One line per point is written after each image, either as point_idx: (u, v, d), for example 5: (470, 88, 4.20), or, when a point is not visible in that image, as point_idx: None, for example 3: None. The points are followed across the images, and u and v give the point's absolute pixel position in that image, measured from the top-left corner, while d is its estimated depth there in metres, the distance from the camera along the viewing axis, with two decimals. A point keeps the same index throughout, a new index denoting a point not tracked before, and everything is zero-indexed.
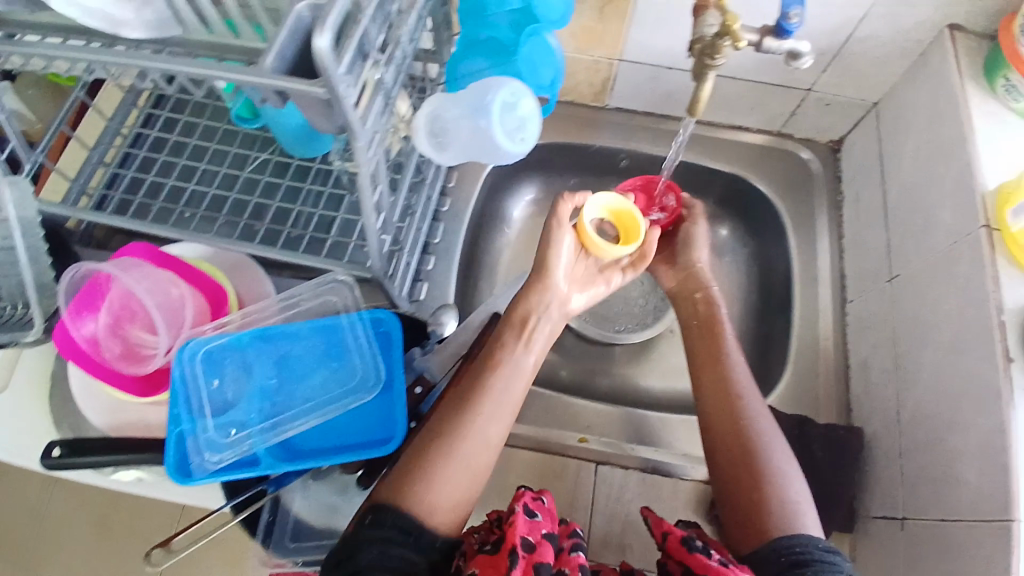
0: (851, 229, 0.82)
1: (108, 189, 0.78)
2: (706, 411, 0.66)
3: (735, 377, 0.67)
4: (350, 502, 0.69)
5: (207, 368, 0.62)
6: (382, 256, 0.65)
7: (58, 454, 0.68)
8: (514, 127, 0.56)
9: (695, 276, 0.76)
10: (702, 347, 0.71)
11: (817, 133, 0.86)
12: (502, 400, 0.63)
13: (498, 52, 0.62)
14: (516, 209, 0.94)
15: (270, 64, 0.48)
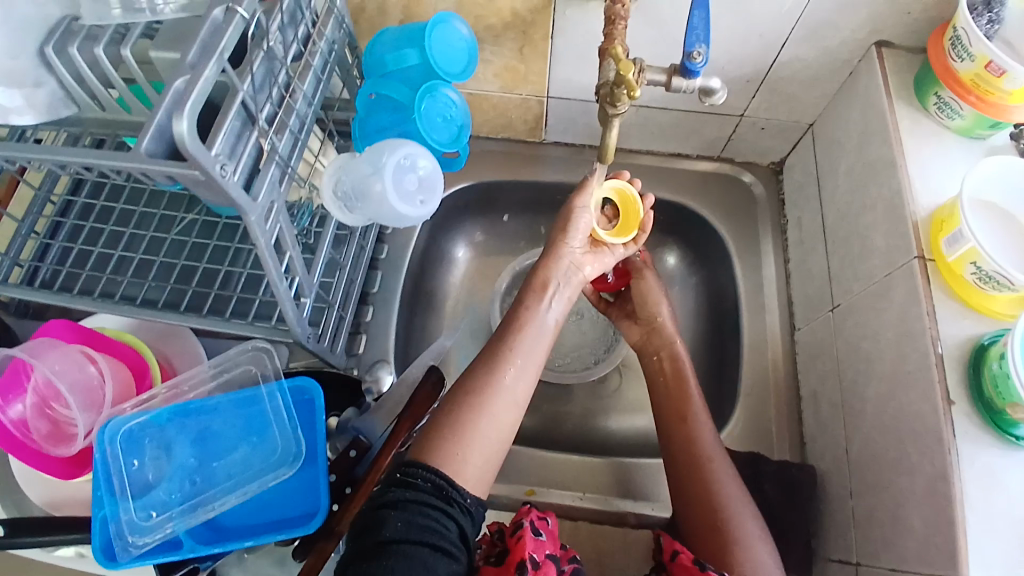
0: (796, 253, 0.80)
1: (39, 261, 0.75)
2: (677, 471, 0.65)
3: (697, 428, 0.67)
4: (288, 575, 0.66)
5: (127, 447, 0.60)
6: (303, 320, 0.64)
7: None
8: (412, 190, 0.56)
9: (659, 331, 0.76)
10: (666, 401, 0.70)
11: (757, 156, 0.85)
12: (511, 389, 0.60)
13: (398, 108, 0.60)
14: (460, 249, 0.92)
15: (146, 146, 0.45)
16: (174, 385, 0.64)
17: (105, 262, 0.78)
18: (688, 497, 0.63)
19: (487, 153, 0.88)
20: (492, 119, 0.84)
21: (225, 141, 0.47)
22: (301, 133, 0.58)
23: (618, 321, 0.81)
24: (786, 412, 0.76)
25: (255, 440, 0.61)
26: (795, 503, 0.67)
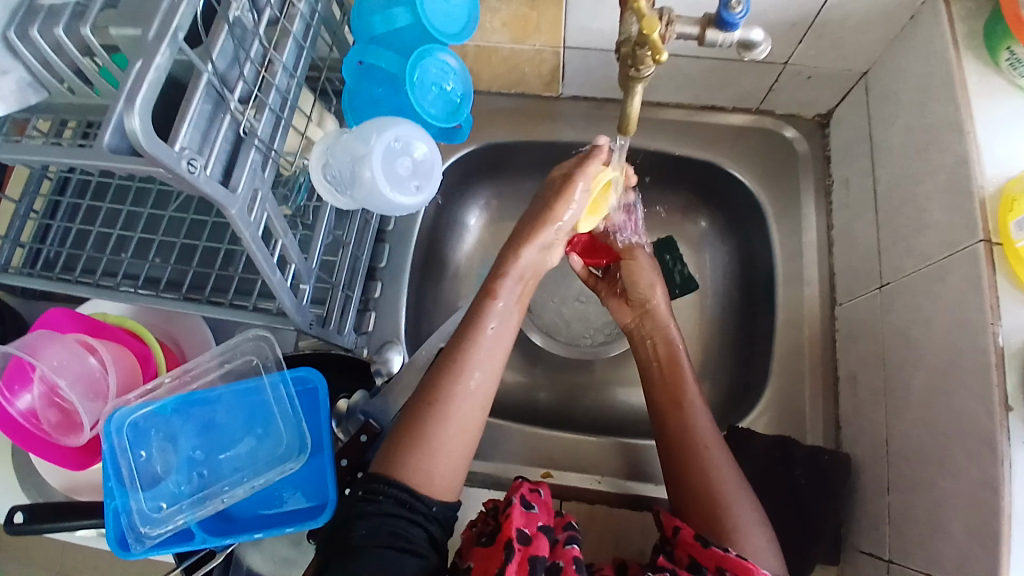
0: (840, 219, 0.72)
1: (39, 243, 0.73)
2: (671, 457, 0.62)
3: (692, 416, 0.63)
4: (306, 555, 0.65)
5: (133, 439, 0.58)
6: (303, 308, 0.61)
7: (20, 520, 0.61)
8: (406, 175, 0.51)
9: (652, 314, 0.71)
10: (660, 387, 0.67)
11: (800, 108, 0.76)
12: (480, 384, 0.55)
13: (391, 78, 0.55)
14: (473, 215, 0.86)
15: (107, 141, 0.41)
16: (179, 373, 0.61)
17: (106, 241, 0.75)
18: (688, 487, 0.59)
19: (499, 111, 0.80)
20: (502, 73, 0.76)
21: (187, 131, 0.43)
22: (283, 111, 0.53)
23: (606, 300, 0.76)
24: (821, 394, 0.71)
25: (261, 430, 0.59)
26: (826, 493, 0.64)
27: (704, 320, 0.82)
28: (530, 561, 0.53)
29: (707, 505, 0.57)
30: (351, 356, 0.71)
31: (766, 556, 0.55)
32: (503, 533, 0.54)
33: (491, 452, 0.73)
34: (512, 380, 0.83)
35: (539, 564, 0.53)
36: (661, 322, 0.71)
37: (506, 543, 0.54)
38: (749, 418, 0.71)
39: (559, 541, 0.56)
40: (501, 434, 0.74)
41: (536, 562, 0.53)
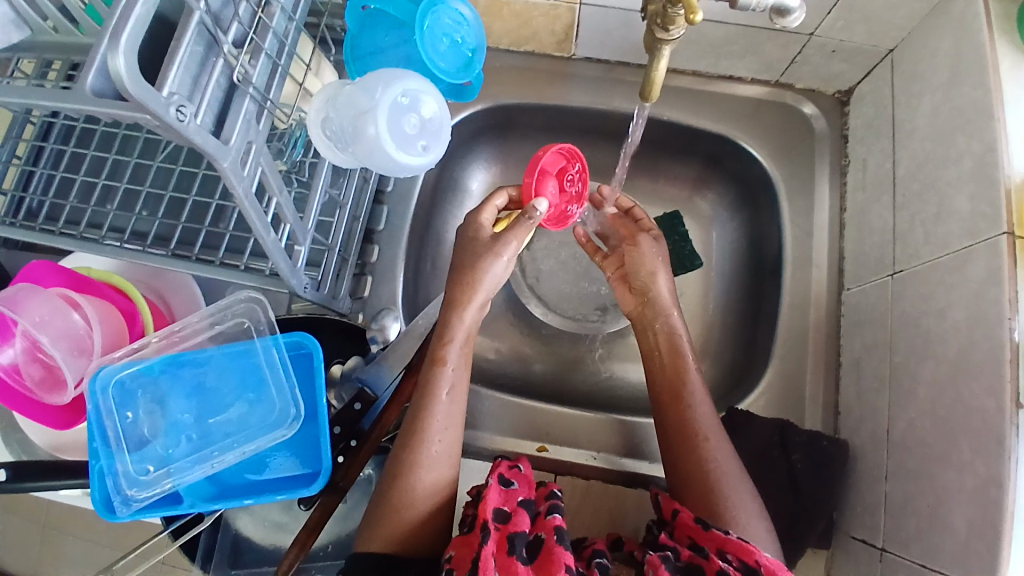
0: (855, 200, 0.70)
1: (24, 190, 0.70)
2: (668, 446, 0.61)
3: (692, 405, 0.62)
4: (296, 520, 0.64)
5: (121, 400, 0.56)
6: (298, 270, 0.58)
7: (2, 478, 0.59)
8: (411, 135, 0.48)
9: (651, 304, 0.68)
10: (662, 379, 0.65)
11: (821, 83, 0.73)
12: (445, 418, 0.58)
13: (400, 26, 0.52)
14: (476, 180, 0.83)
15: (90, 84, 0.38)
16: (168, 333, 0.59)
17: (92, 191, 0.71)
18: (684, 477, 0.58)
19: (507, 70, 0.76)
20: (514, 29, 0.72)
21: (178, 76, 0.40)
22: (281, 58, 0.50)
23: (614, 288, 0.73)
24: (822, 380, 0.70)
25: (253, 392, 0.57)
26: (823, 478, 0.63)
27: (706, 298, 0.80)
28: (508, 539, 0.51)
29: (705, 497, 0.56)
30: (346, 322, 0.69)
31: (762, 540, 0.55)
32: (477, 516, 0.53)
33: (483, 424, 0.72)
34: (510, 352, 0.81)
35: (518, 540, 0.50)
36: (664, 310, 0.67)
37: (481, 526, 0.52)
38: (749, 399, 0.70)
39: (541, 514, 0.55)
40: (494, 406, 0.72)
41: (516, 538, 0.50)
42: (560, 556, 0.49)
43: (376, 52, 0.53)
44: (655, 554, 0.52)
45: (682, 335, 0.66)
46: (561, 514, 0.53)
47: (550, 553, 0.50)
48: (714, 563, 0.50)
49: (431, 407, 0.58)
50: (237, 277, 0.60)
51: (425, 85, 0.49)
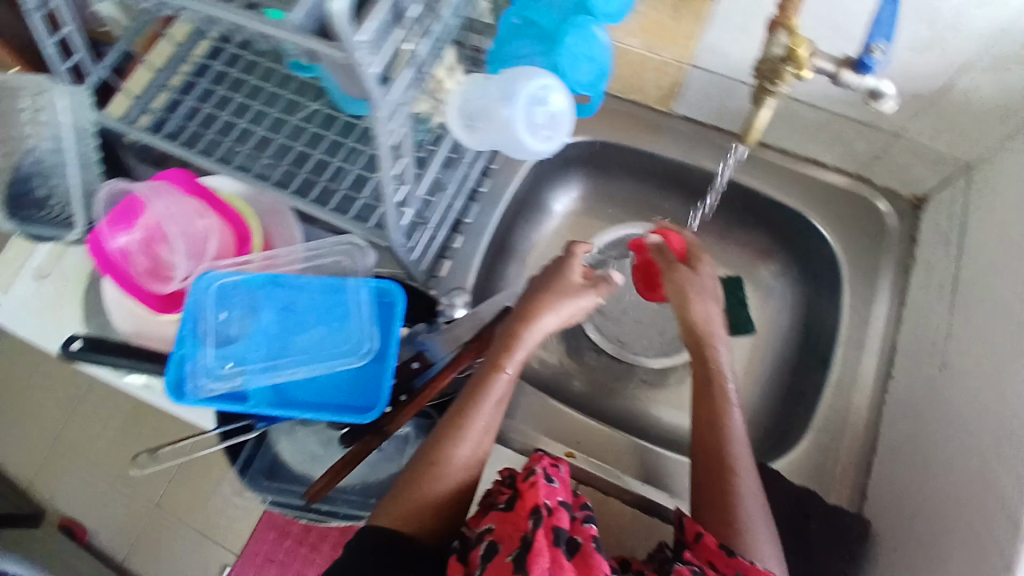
0: (916, 296, 0.74)
1: (167, 113, 0.77)
2: (699, 462, 0.62)
3: (729, 434, 0.62)
4: (330, 457, 0.68)
5: (220, 301, 0.63)
6: (399, 228, 0.64)
7: (79, 347, 0.68)
8: (540, 123, 0.55)
9: (698, 329, 0.67)
10: (699, 403, 0.65)
11: (901, 184, 0.78)
12: (486, 422, 0.63)
13: (545, 40, 0.60)
14: (560, 203, 0.89)
15: (296, 20, 0.47)
16: (268, 256, 0.67)
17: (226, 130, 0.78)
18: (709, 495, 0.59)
19: (610, 111, 0.83)
20: (625, 76, 0.80)
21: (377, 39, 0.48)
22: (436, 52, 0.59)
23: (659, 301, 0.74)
24: (854, 459, 0.71)
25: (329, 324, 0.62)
26: (839, 549, 0.65)
27: (754, 362, 0.84)
28: (554, 529, 0.54)
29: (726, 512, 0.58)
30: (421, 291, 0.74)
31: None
32: (528, 502, 0.56)
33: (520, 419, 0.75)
34: (556, 366, 0.86)
35: (562, 535, 0.54)
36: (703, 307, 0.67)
37: (533, 511, 0.56)
38: (779, 460, 0.72)
39: (575, 517, 0.58)
40: (534, 407, 0.76)
41: (560, 530, 0.54)
42: (599, 565, 0.52)
43: (516, 57, 0.61)
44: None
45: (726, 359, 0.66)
46: (596, 526, 0.57)
47: (587, 558, 0.53)
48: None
49: (476, 406, 0.62)
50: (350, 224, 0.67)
51: (558, 83, 0.55)
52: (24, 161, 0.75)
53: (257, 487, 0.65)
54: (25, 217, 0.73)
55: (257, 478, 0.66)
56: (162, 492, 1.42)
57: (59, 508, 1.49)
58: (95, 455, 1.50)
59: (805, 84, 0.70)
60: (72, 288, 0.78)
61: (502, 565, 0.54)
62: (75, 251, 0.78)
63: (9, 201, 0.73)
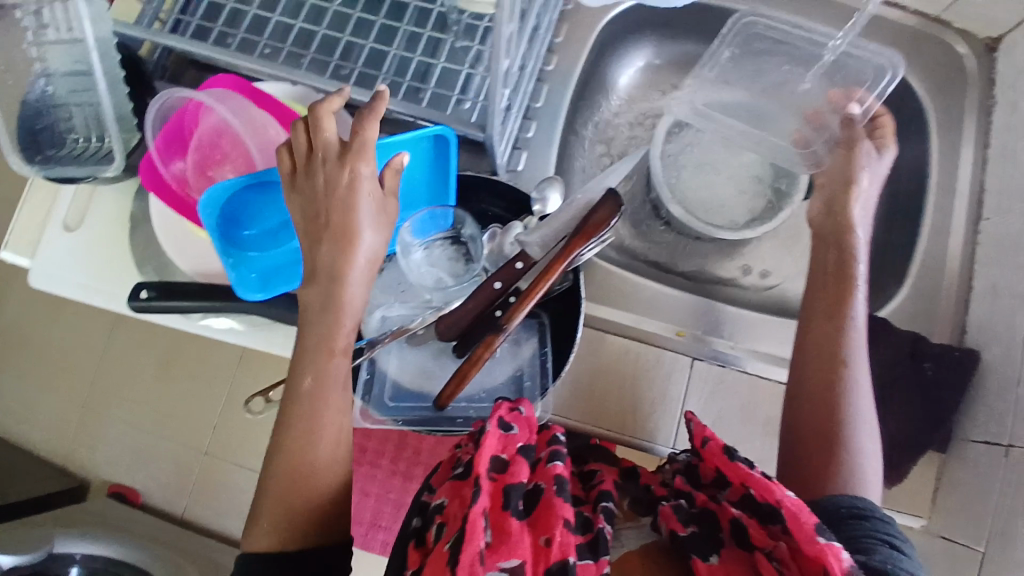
0: (1002, 138, 0.74)
1: (182, 14, 0.67)
2: (798, 355, 0.61)
3: (844, 327, 0.60)
4: (445, 369, 0.65)
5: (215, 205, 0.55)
6: (502, 100, 0.56)
7: (146, 297, 0.62)
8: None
9: (839, 251, 0.63)
10: (812, 339, 0.60)
11: (978, 26, 0.76)
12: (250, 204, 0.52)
13: None
14: (624, 76, 0.82)
15: None
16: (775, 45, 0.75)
17: (240, 20, 0.68)
18: (803, 359, 0.60)
19: None
20: None
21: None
22: None
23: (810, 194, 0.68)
24: (954, 304, 0.74)
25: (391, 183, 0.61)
26: (954, 384, 0.68)
27: None
28: (504, 492, 0.46)
29: (816, 465, 0.55)
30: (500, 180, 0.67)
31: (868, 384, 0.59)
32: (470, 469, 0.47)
33: (639, 309, 0.72)
34: (645, 249, 0.81)
35: (513, 493, 0.46)
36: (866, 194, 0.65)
37: (474, 480, 0.46)
38: (883, 310, 0.75)
39: (540, 459, 0.50)
40: (633, 289, 0.73)
41: (512, 491, 0.46)
42: (560, 510, 0.45)
43: None
44: (667, 505, 0.51)
45: (854, 257, 0.63)
46: (562, 463, 0.48)
47: (549, 506, 0.46)
48: (733, 508, 0.49)
49: None
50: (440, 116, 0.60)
51: None
52: (30, 93, 0.64)
53: (384, 406, 0.63)
54: (46, 159, 0.65)
55: (381, 402, 0.64)
56: (212, 440, 1.36)
57: (104, 476, 1.41)
58: (143, 414, 1.39)
59: None
60: (112, 232, 0.70)
61: (443, 556, 0.45)
62: (102, 190, 0.71)
63: (21, 141, 0.64)
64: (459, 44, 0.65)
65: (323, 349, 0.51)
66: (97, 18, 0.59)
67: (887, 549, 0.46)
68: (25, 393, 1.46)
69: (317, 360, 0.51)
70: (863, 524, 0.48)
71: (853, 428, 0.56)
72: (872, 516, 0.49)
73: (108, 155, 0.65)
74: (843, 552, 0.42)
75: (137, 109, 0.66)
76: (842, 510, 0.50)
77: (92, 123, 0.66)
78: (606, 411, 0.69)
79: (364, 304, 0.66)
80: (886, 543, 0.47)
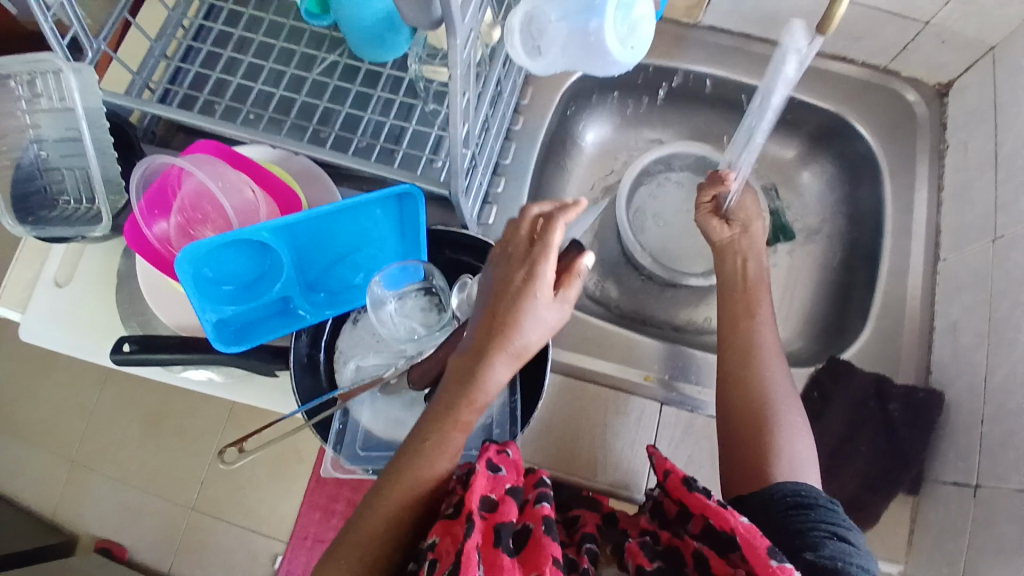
0: (953, 180, 0.77)
1: (171, 84, 0.72)
2: (733, 384, 0.64)
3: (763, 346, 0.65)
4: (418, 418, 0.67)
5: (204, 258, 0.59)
6: (464, 162, 0.60)
7: (128, 350, 0.63)
8: (625, 31, 0.56)
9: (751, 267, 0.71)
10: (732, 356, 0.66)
11: (926, 73, 0.81)
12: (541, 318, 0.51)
13: None
14: (589, 134, 0.87)
15: None
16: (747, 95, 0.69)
17: (225, 90, 0.73)
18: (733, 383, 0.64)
19: None
20: None
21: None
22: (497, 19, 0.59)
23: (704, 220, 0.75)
24: (917, 342, 0.75)
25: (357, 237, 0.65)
26: (920, 423, 0.69)
27: (804, 266, 0.87)
28: (495, 529, 0.48)
29: None
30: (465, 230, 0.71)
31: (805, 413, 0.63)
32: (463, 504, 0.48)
33: (608, 355, 0.74)
34: (617, 295, 0.83)
35: (505, 531, 0.48)
36: (754, 249, 0.72)
37: (467, 516, 0.47)
38: (848, 350, 0.76)
39: (529, 501, 0.52)
40: (602, 335, 0.75)
41: (504, 530, 0.48)
42: (549, 549, 0.46)
43: None
44: (634, 541, 0.53)
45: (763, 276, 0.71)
46: (550, 505, 0.51)
47: (537, 545, 0.47)
48: (694, 541, 0.51)
49: None
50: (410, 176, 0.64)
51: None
52: (24, 158, 0.68)
53: (354, 457, 0.64)
54: (37, 220, 0.68)
55: (352, 451, 0.64)
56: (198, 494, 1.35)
57: (92, 532, 1.40)
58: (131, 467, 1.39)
59: None
60: (99, 289, 0.73)
61: None
62: (91, 250, 0.74)
63: (12, 205, 0.67)
64: (428, 108, 0.70)
65: (451, 418, 0.52)
66: (86, 91, 0.63)
67: (833, 541, 0.51)
68: (16, 448, 1.46)
69: (442, 427, 0.52)
70: (807, 514, 0.53)
71: (803, 463, 0.59)
72: (818, 505, 0.53)
73: (95, 216, 0.69)
74: (794, 574, 0.44)
75: (125, 172, 0.70)
76: (788, 498, 0.54)
77: (82, 186, 0.70)
78: (576, 457, 0.70)
79: (339, 355, 0.68)
80: (832, 535, 0.51)
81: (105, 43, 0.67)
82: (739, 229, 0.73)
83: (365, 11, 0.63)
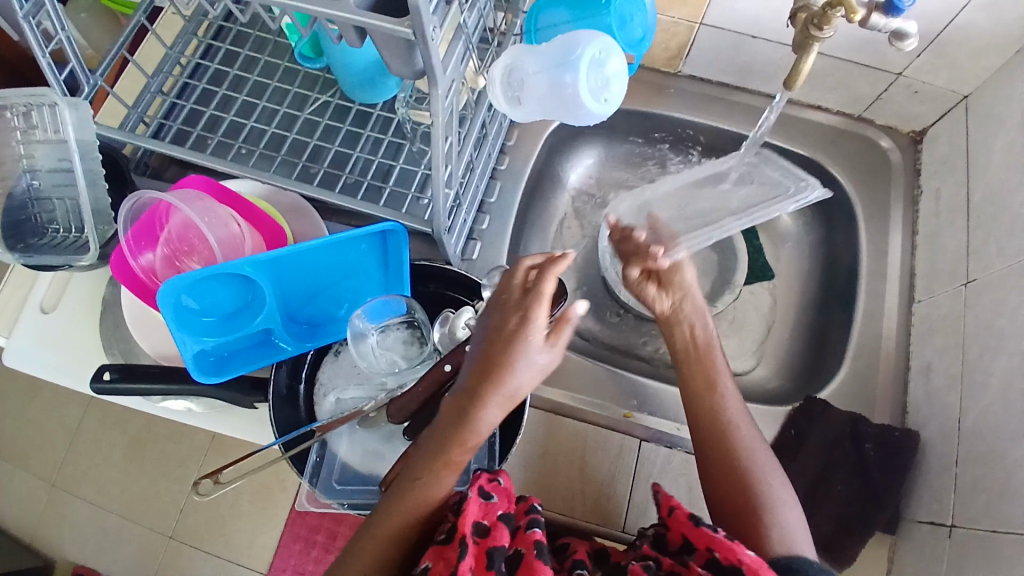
0: (927, 225, 0.79)
1: (166, 119, 0.74)
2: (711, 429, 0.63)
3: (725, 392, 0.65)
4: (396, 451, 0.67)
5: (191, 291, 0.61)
6: (447, 202, 0.61)
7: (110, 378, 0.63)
8: (600, 85, 0.58)
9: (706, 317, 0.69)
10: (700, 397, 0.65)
11: (900, 121, 0.84)
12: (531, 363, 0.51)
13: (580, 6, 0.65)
14: (573, 173, 0.89)
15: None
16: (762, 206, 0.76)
17: (219, 126, 0.75)
18: (706, 430, 0.64)
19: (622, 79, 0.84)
20: None
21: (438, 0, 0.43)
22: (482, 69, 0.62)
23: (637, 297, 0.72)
24: (892, 383, 0.76)
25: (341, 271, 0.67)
26: (894, 464, 0.70)
27: (783, 306, 0.88)
28: (488, 553, 0.48)
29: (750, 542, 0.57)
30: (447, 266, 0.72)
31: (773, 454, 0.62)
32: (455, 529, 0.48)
33: (588, 391, 0.75)
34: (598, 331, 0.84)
35: (497, 555, 0.47)
36: (697, 312, 0.70)
37: (460, 540, 0.48)
38: (824, 389, 0.77)
39: (520, 527, 0.52)
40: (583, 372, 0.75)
41: (495, 554, 0.48)
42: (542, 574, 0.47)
43: (550, 25, 0.66)
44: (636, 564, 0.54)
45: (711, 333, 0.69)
46: (542, 530, 0.51)
47: (530, 569, 0.47)
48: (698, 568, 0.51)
49: None
50: (396, 214, 0.65)
51: (615, 44, 0.58)
52: (17, 186, 0.70)
53: (332, 490, 0.64)
54: (27, 247, 0.69)
55: (328, 485, 0.64)
56: (177, 523, 1.32)
57: (70, 557, 1.38)
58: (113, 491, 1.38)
59: (830, 40, 0.75)
60: (85, 316, 0.74)
61: None
62: (78, 278, 0.75)
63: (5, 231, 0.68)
64: (415, 148, 0.72)
65: (440, 459, 0.52)
66: (81, 124, 0.65)
67: None
68: None
69: (431, 469, 0.53)
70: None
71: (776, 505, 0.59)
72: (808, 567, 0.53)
73: (83, 245, 0.70)
74: None
75: (115, 203, 0.71)
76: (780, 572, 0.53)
77: (72, 216, 0.71)
78: (553, 493, 0.70)
79: (319, 386, 0.69)
80: None
81: (102, 79, 0.69)
82: (677, 294, 0.70)
83: (357, 56, 0.66)
